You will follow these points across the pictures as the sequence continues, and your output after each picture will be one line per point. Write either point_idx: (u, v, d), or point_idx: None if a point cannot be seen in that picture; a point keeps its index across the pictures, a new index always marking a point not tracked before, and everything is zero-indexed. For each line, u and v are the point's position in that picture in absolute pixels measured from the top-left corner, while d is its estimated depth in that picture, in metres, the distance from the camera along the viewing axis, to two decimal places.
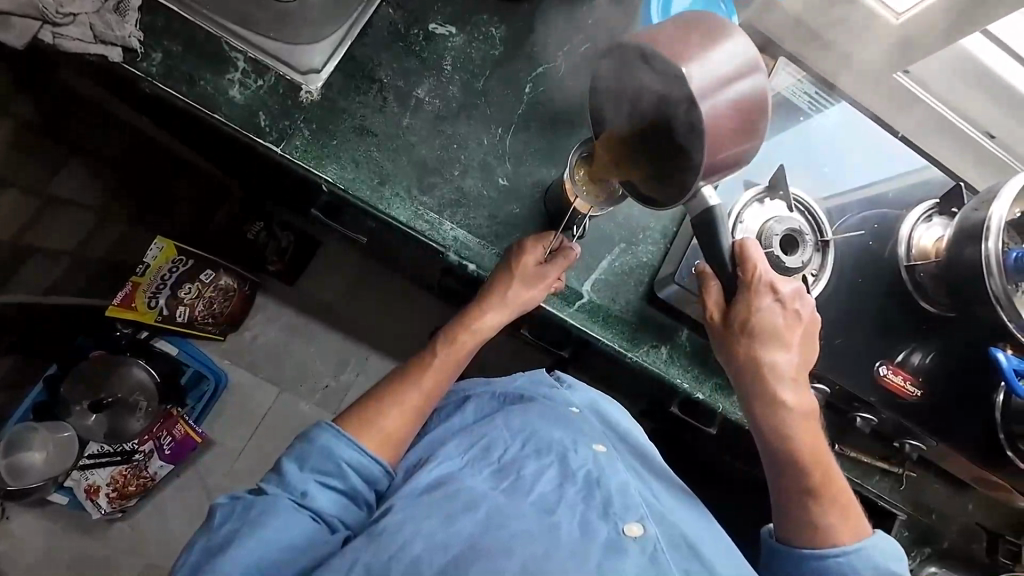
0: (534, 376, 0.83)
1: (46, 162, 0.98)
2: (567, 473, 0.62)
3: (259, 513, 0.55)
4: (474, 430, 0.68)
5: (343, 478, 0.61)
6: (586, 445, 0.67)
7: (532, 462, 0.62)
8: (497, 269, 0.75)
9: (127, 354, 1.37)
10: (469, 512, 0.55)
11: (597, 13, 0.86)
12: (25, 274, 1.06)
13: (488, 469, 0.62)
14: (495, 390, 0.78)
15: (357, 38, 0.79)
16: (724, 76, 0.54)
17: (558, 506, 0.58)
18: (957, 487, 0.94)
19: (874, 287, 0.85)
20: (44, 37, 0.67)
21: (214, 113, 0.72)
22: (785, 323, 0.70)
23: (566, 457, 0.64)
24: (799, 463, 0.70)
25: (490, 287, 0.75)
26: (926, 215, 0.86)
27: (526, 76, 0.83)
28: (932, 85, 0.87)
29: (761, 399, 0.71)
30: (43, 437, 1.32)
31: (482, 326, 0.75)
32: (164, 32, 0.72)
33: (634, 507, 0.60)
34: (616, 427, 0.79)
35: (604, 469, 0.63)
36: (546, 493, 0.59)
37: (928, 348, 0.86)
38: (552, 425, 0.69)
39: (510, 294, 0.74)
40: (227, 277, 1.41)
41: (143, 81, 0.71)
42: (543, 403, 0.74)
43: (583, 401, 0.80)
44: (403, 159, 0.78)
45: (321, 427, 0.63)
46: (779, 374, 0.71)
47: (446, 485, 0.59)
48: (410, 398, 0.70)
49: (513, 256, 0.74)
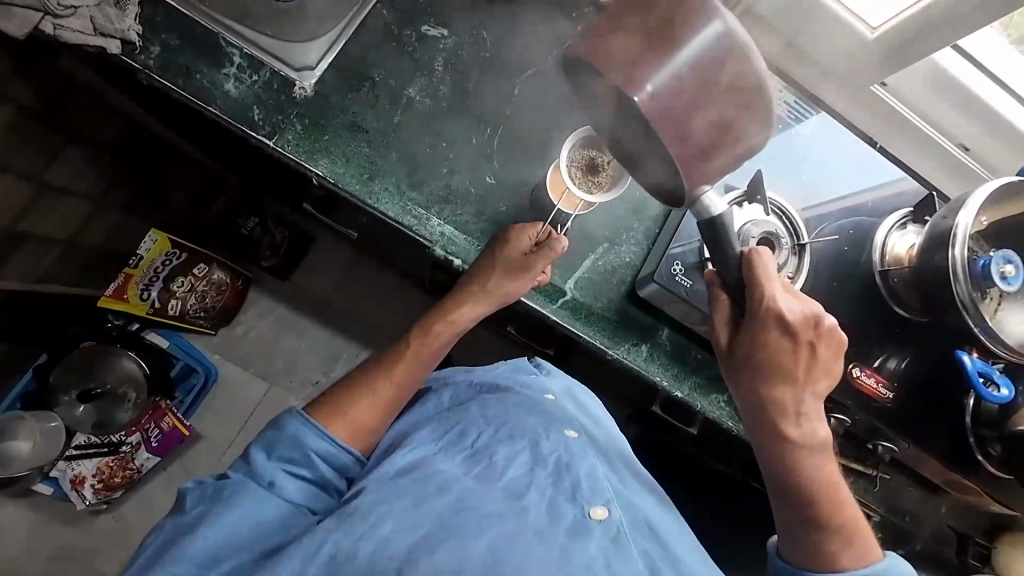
0: (516, 364, 0.85)
1: (46, 150, 0.99)
2: (539, 457, 0.65)
3: (230, 494, 0.56)
4: (450, 418, 0.71)
5: (311, 468, 0.63)
6: (558, 432, 0.70)
7: (505, 448, 0.65)
8: (481, 260, 0.77)
9: (116, 346, 1.35)
10: (441, 494, 0.57)
11: (586, 19, 0.89)
12: (17, 261, 1.07)
13: (461, 454, 0.64)
14: (472, 377, 0.81)
15: (352, 37, 0.81)
16: (680, 82, 0.56)
17: (529, 490, 0.61)
18: (931, 490, 0.96)
19: (850, 291, 0.88)
20: (45, 28, 0.69)
21: (209, 105, 0.74)
22: (793, 349, 0.66)
23: (538, 443, 0.67)
24: (801, 487, 0.67)
25: (472, 279, 0.77)
26: (900, 223, 0.88)
27: (515, 79, 0.85)
28: (908, 99, 0.90)
29: (763, 417, 0.68)
30: (29, 427, 1.29)
31: (460, 315, 0.77)
32: (162, 27, 0.74)
33: (599, 492, 0.63)
34: (591, 415, 0.81)
35: (573, 455, 0.67)
36: (517, 479, 0.62)
37: (902, 353, 0.88)
38: (525, 414, 0.71)
39: (493, 284, 0.76)
40: (220, 271, 1.42)
41: (141, 74, 0.73)
42: (519, 392, 0.77)
43: (560, 387, 0.82)
44: (394, 156, 0.80)
45: (292, 414, 0.65)
46: (785, 410, 0.67)
47: (420, 468, 0.61)
48: (386, 386, 0.73)
49: (497, 246, 0.76)
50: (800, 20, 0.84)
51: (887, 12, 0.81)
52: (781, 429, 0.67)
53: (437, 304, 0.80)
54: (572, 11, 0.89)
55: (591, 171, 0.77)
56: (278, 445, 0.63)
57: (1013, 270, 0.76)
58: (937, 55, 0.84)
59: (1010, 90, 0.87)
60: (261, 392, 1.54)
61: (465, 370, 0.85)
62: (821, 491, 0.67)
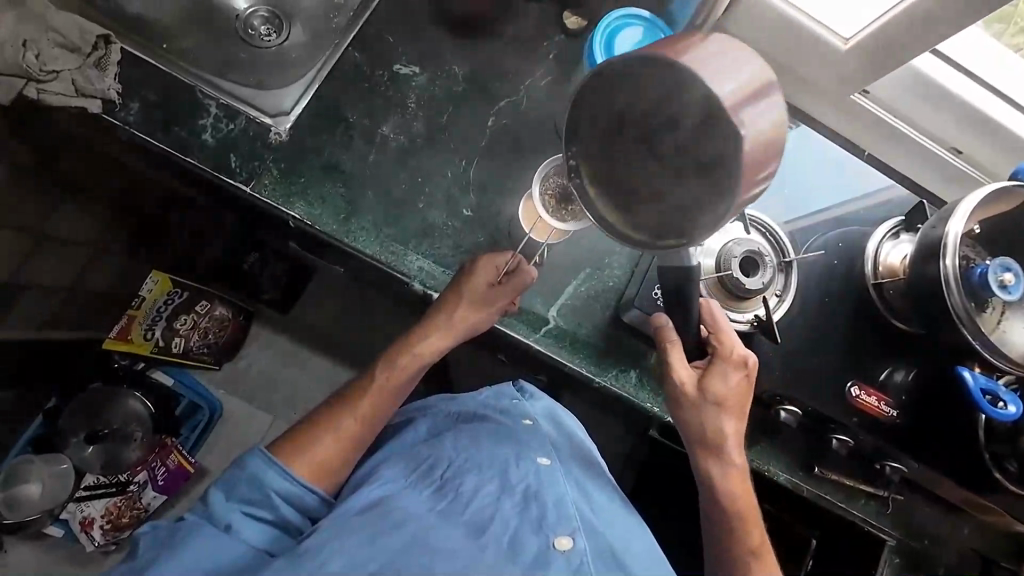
0: (498, 389, 0.85)
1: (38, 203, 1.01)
2: (507, 487, 0.65)
3: (181, 537, 0.58)
4: (422, 452, 0.72)
5: (271, 509, 0.64)
6: (529, 459, 0.70)
7: (472, 479, 0.66)
8: (449, 289, 0.76)
9: (123, 388, 1.38)
10: (397, 529, 0.58)
11: (557, 48, 0.90)
12: (19, 312, 1.10)
13: (428, 489, 0.66)
14: (453, 407, 0.82)
15: (325, 80, 0.83)
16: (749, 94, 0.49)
17: (492, 522, 0.61)
18: (955, 511, 0.90)
19: (840, 304, 0.86)
20: (29, 92, 0.72)
21: (187, 156, 0.76)
22: (743, 391, 0.74)
23: (507, 472, 0.67)
24: (734, 508, 0.74)
25: (437, 311, 0.76)
26: (892, 232, 0.87)
27: (488, 111, 0.86)
28: (890, 103, 0.88)
29: (711, 444, 0.74)
30: (38, 470, 1.31)
31: (427, 346, 0.76)
32: (142, 84, 0.77)
33: (568, 520, 0.62)
34: (572, 438, 0.80)
35: (543, 484, 0.66)
36: (481, 510, 0.62)
37: (909, 364, 0.86)
38: (496, 443, 0.72)
39: (456, 318, 0.75)
40: (222, 307, 1.45)
41: (123, 131, 0.76)
42: (495, 420, 0.77)
43: (540, 411, 0.82)
44: (371, 194, 0.81)
45: (253, 453, 0.66)
46: (731, 439, 0.74)
47: (381, 507, 0.62)
48: (352, 420, 0.73)
49: (462, 279, 0.75)
50: (770, 37, 0.84)
51: (860, 24, 0.79)
52: (725, 455, 0.74)
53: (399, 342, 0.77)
54: (543, 40, 0.90)
55: (568, 194, 0.78)
56: (238, 486, 0.65)
57: (1013, 278, 0.73)
58: (918, 61, 0.82)
59: (1002, 95, 0.83)
60: (265, 425, 1.55)
61: (451, 397, 0.86)
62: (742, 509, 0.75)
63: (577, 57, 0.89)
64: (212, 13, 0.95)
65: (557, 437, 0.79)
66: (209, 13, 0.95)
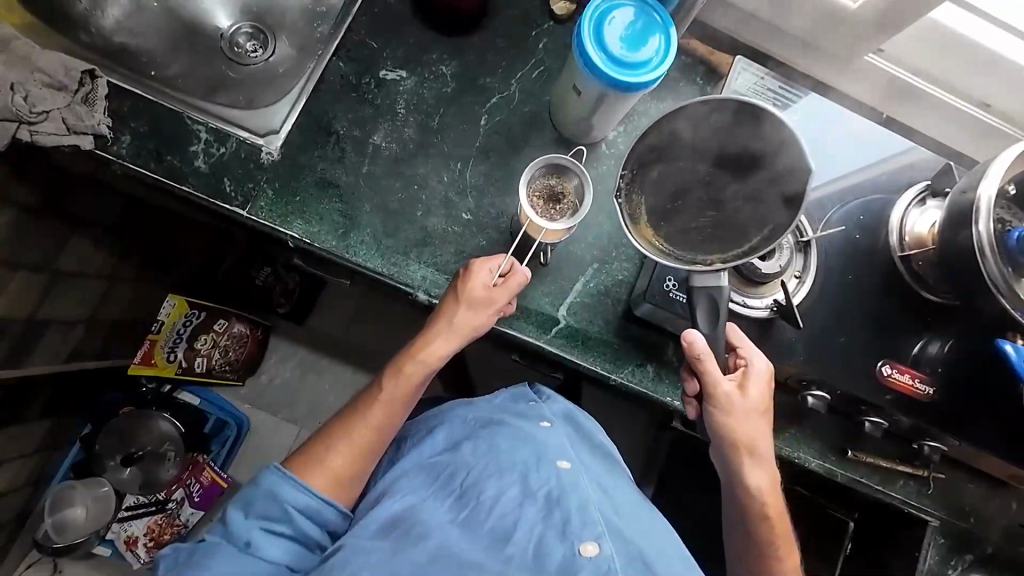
0: (514, 392, 0.84)
1: (50, 241, 1.00)
2: (528, 492, 0.64)
3: (203, 555, 0.60)
4: (440, 461, 0.72)
5: (290, 524, 0.65)
6: (549, 462, 0.68)
7: (493, 485, 0.65)
8: (445, 294, 0.74)
9: (154, 409, 1.42)
10: (420, 542, 0.58)
11: (546, 37, 0.87)
12: (45, 347, 1.10)
13: (449, 499, 0.65)
14: (470, 413, 0.80)
15: (312, 93, 0.81)
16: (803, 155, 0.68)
17: (516, 529, 0.60)
18: (1005, 487, 0.86)
19: (865, 281, 0.82)
20: (21, 136, 0.71)
21: (182, 184, 0.76)
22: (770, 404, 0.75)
23: (528, 477, 0.66)
24: (764, 507, 0.73)
25: (436, 317, 0.73)
26: (918, 199, 0.83)
27: (480, 109, 0.84)
28: (907, 63, 0.82)
29: (746, 450, 0.73)
30: (82, 493, 1.34)
31: (430, 353, 0.72)
32: (131, 115, 0.77)
33: (592, 525, 0.59)
34: (591, 437, 0.79)
35: (566, 489, 0.64)
36: (504, 518, 0.61)
37: (945, 335, 0.82)
38: (516, 447, 0.71)
39: (453, 326, 0.71)
40: (239, 325, 1.47)
41: (116, 165, 0.76)
42: (512, 424, 0.75)
43: (557, 413, 0.80)
44: (368, 206, 0.79)
45: (269, 470, 0.66)
46: (764, 447, 0.73)
47: (402, 521, 0.62)
48: (357, 433, 0.71)
49: (458, 286, 0.72)
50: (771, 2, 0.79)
51: None
52: (761, 459, 0.73)
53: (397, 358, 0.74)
54: (530, 29, 0.86)
55: (555, 193, 0.77)
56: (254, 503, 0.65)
57: None
58: (934, 13, 0.76)
59: None
60: (290, 437, 1.58)
61: (467, 401, 0.84)
62: (775, 513, 0.74)
63: (567, 45, 0.87)
64: (195, 37, 0.95)
65: (575, 438, 0.77)
66: (193, 37, 0.95)
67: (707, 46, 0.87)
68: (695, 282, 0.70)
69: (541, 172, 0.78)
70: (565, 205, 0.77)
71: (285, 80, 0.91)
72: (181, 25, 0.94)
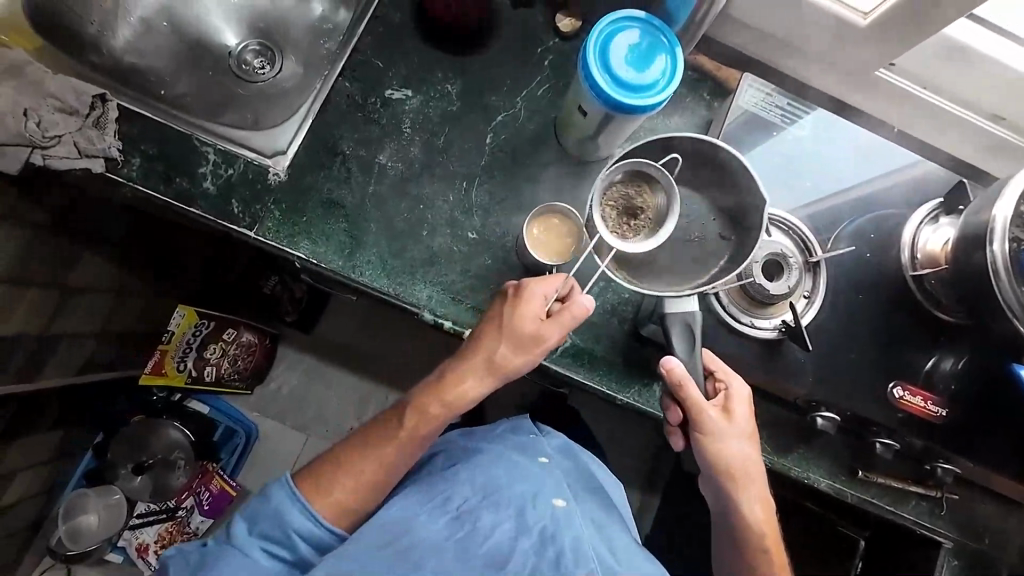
0: (515, 423, 0.85)
1: (62, 258, 1.01)
2: (523, 525, 0.64)
3: (213, 560, 0.61)
4: (436, 482, 0.71)
5: (289, 548, 0.65)
6: (547, 499, 0.69)
7: (490, 514, 0.65)
8: (486, 322, 0.72)
9: (164, 418, 1.43)
10: (417, 565, 0.57)
11: (552, 54, 0.86)
12: (57, 361, 1.11)
13: (444, 518, 0.65)
14: (471, 442, 0.80)
15: (318, 113, 0.82)
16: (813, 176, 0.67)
17: (511, 560, 0.60)
18: (1021, 507, 0.84)
19: (876, 299, 0.81)
20: (34, 160, 0.72)
21: (191, 206, 0.76)
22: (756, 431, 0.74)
23: (524, 511, 0.66)
24: (754, 536, 0.72)
25: (474, 348, 0.71)
26: (931, 217, 0.82)
27: (486, 128, 0.84)
28: (920, 77, 0.81)
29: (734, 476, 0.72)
30: (94, 500, 1.37)
31: (462, 392, 0.71)
32: (140, 138, 0.77)
33: (585, 562, 0.60)
34: (588, 475, 0.80)
35: (561, 525, 0.65)
36: (500, 546, 0.61)
37: (959, 353, 0.80)
38: (513, 480, 0.71)
39: (500, 360, 0.70)
40: (248, 334, 1.48)
41: (127, 188, 0.77)
42: (510, 457, 0.76)
43: (555, 451, 0.82)
44: (374, 226, 0.80)
45: (279, 483, 0.68)
46: (755, 476, 0.72)
47: (398, 534, 0.61)
48: (364, 466, 0.70)
49: (507, 313, 0.70)
50: (778, 17, 0.78)
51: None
52: (754, 491, 0.72)
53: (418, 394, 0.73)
54: (536, 46, 0.86)
55: (632, 206, 0.72)
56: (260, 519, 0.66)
57: None
58: (949, 28, 0.74)
59: None
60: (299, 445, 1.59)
61: (469, 431, 0.85)
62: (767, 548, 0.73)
63: (572, 62, 0.86)
64: (202, 53, 0.96)
65: (572, 477, 0.78)
66: (201, 55, 0.96)
67: (714, 62, 0.86)
68: (670, 308, 0.74)
69: (623, 177, 0.72)
70: (642, 221, 0.72)
71: (293, 99, 0.92)
72: (190, 44, 0.95)
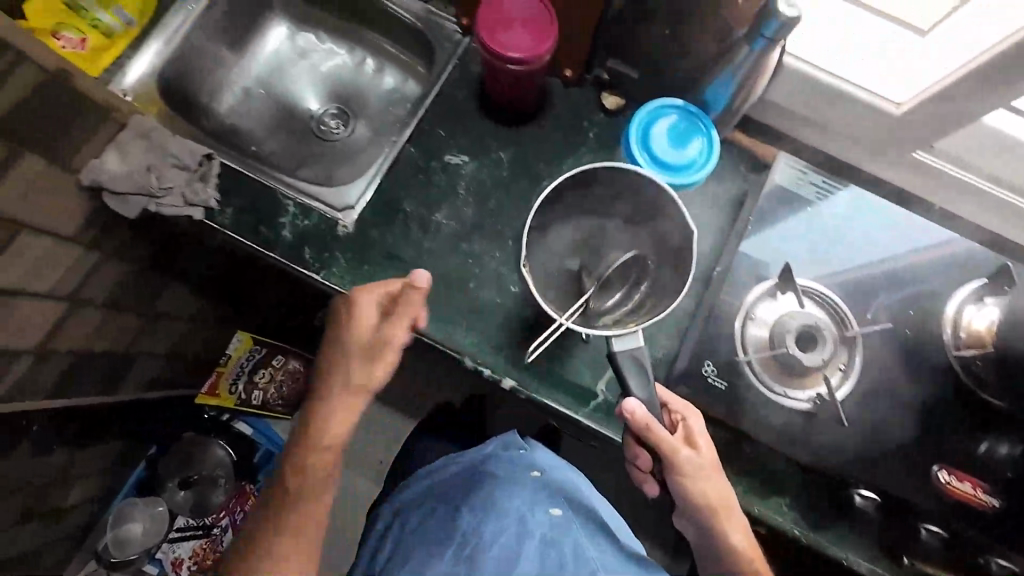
0: (503, 440, 0.88)
1: (152, 287, 1.15)
2: (526, 530, 0.76)
3: None
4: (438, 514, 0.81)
5: None
6: (541, 509, 0.79)
7: (491, 532, 0.75)
8: (340, 324, 0.78)
9: (212, 436, 1.53)
10: None
11: (597, 128, 0.94)
12: (133, 378, 1.23)
13: (451, 551, 0.75)
14: (460, 461, 0.88)
15: (386, 174, 0.92)
16: None
17: (518, 564, 0.73)
18: None
19: (918, 377, 0.80)
20: (150, 208, 0.85)
21: (271, 251, 0.87)
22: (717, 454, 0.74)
23: (524, 520, 0.77)
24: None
25: (334, 349, 0.79)
26: (975, 296, 0.82)
27: (533, 192, 0.91)
28: (960, 160, 0.83)
29: (716, 509, 0.72)
30: (141, 510, 1.45)
31: (327, 388, 0.80)
32: (234, 191, 0.89)
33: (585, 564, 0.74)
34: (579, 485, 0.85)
35: (558, 532, 0.77)
36: (507, 554, 0.74)
37: (1010, 440, 0.78)
38: (507, 496, 0.80)
39: (363, 375, 0.78)
40: (295, 361, 1.57)
41: (220, 233, 0.88)
42: (495, 475, 0.83)
43: (545, 462, 0.86)
44: (427, 277, 0.87)
45: None
46: (733, 504, 0.73)
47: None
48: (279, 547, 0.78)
49: (349, 322, 0.76)
50: (815, 103, 0.83)
51: (910, 90, 0.78)
52: (738, 520, 0.73)
53: (321, 392, 0.81)
54: (583, 121, 0.95)
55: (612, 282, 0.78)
56: None
57: None
58: (988, 117, 0.76)
59: None
60: None
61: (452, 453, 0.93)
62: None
63: (616, 135, 0.94)
64: (290, 117, 1.10)
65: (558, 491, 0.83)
66: (288, 119, 1.10)
67: (752, 139, 0.91)
68: (618, 349, 0.70)
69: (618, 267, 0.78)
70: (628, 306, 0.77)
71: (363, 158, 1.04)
72: (280, 110, 1.10)
